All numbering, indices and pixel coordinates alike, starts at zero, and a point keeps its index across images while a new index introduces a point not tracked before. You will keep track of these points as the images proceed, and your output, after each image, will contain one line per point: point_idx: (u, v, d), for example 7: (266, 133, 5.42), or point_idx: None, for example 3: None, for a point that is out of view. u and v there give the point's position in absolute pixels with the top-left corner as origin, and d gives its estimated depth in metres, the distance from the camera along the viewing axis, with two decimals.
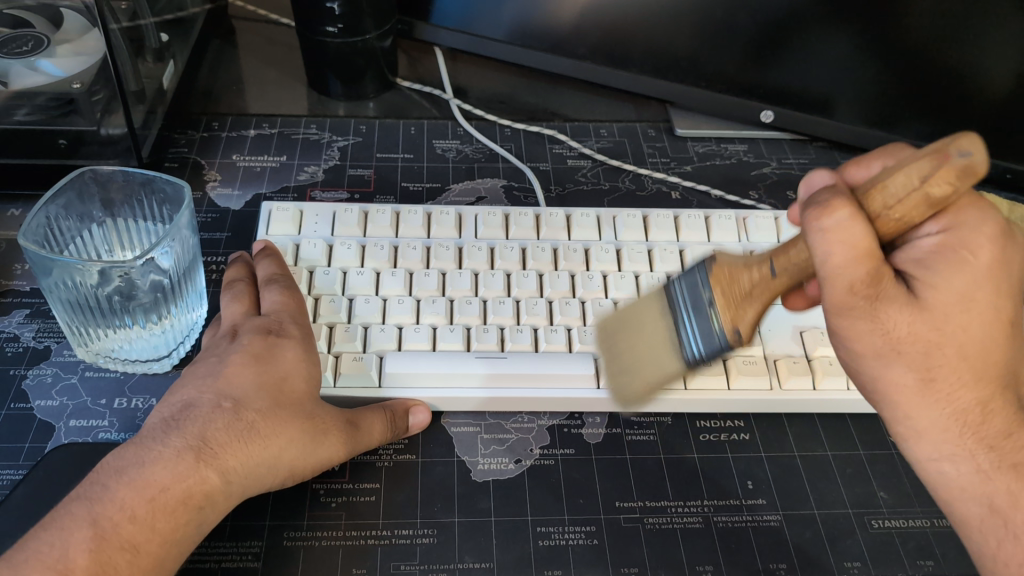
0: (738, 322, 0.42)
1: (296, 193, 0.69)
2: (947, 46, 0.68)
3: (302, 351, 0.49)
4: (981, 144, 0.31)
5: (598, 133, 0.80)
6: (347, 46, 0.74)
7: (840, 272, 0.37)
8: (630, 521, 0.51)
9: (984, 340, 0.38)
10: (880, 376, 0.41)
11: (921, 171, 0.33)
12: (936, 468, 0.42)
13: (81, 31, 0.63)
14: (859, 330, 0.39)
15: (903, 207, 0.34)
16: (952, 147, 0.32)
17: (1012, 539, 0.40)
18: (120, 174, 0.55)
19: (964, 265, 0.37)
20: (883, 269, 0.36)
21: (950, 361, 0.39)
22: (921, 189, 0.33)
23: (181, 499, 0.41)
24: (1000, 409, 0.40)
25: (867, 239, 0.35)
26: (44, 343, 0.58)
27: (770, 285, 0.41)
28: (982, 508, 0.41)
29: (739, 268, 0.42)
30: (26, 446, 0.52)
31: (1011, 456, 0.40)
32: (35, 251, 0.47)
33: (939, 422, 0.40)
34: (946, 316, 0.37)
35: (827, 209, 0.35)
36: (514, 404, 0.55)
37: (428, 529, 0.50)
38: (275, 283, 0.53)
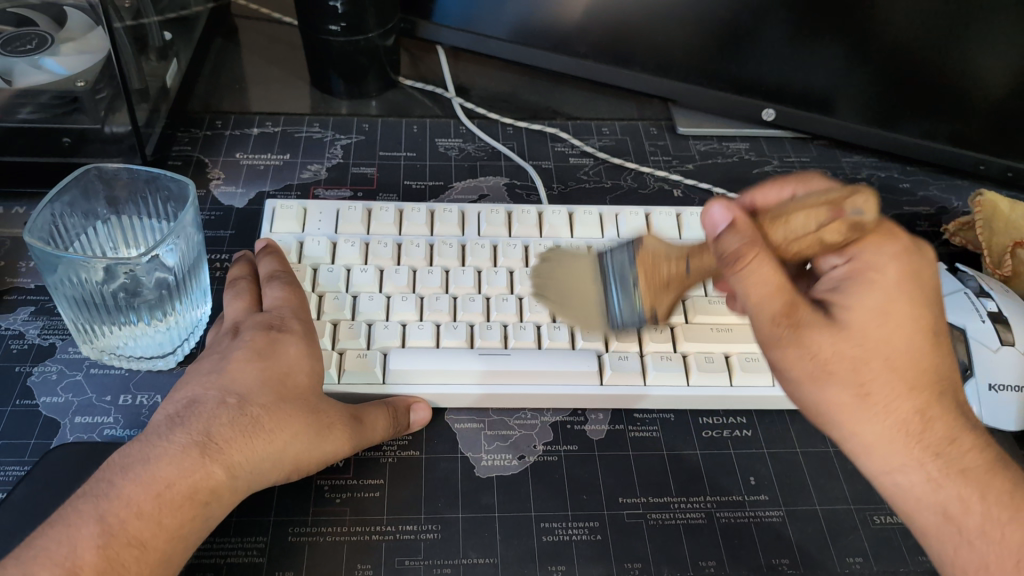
0: (657, 305, 0.47)
1: (299, 192, 0.70)
2: (948, 45, 0.68)
3: (304, 346, 0.49)
4: (872, 202, 0.37)
5: (599, 131, 0.80)
6: (350, 45, 0.74)
7: (759, 307, 0.40)
8: (633, 516, 0.52)
9: (908, 352, 0.40)
10: (820, 400, 0.41)
11: (820, 218, 0.38)
12: (888, 480, 0.41)
13: (85, 29, 0.63)
14: (791, 356, 0.41)
15: (802, 245, 0.39)
16: (848, 204, 0.37)
17: (967, 546, 0.40)
18: (124, 172, 0.55)
19: (873, 285, 0.41)
20: (797, 300, 0.40)
21: (881, 376, 0.40)
22: (817, 233, 0.38)
23: (186, 495, 0.41)
24: (940, 415, 0.40)
25: (779, 275, 0.39)
26: (49, 340, 0.58)
27: (685, 279, 0.46)
28: (935, 516, 0.40)
29: (662, 256, 0.46)
30: (31, 442, 0.52)
31: (958, 461, 0.40)
32: (41, 249, 0.47)
33: (885, 434, 0.40)
34: (866, 333, 0.40)
35: (741, 255, 0.39)
36: (518, 400, 0.55)
37: (431, 525, 0.50)
38: (277, 280, 0.53)
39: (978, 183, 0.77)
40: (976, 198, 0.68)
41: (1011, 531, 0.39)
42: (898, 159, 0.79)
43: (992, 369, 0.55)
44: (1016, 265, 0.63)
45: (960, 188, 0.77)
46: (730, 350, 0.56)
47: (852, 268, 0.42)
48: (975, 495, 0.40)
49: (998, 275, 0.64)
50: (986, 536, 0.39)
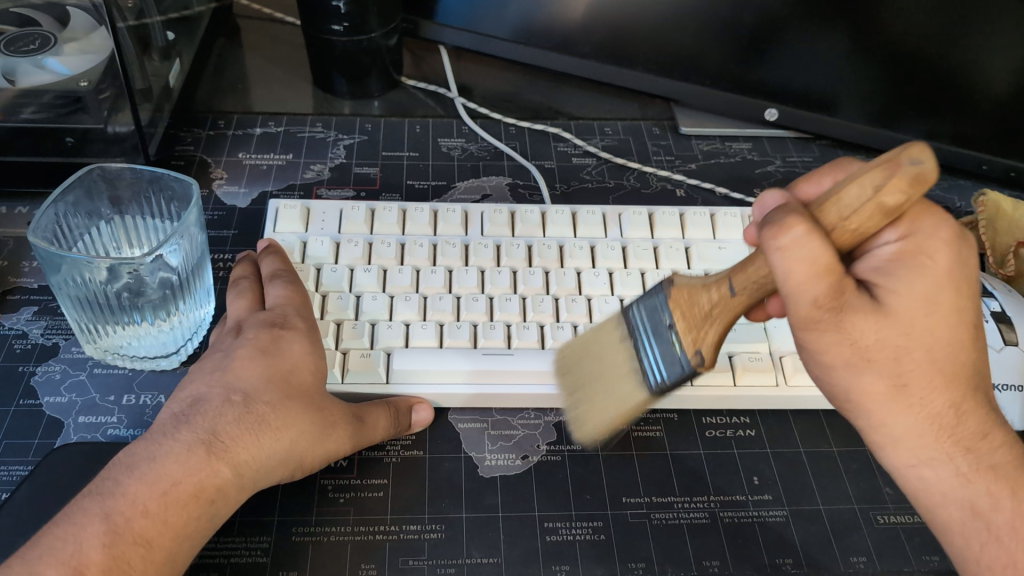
0: (700, 344, 0.43)
1: (302, 191, 0.70)
2: (951, 45, 0.68)
3: (307, 344, 0.49)
4: (929, 151, 0.33)
5: (602, 131, 0.80)
6: (352, 45, 0.74)
7: (801, 290, 0.37)
8: (637, 516, 0.52)
9: (949, 343, 0.39)
10: (852, 387, 0.40)
11: (875, 180, 0.34)
12: (914, 474, 0.41)
13: (89, 29, 0.64)
14: (829, 341, 0.39)
15: (861, 217, 0.35)
16: (903, 156, 0.33)
17: (995, 542, 0.40)
18: (128, 171, 0.55)
19: (923, 270, 0.38)
20: (844, 283, 0.37)
21: (920, 365, 0.38)
22: (876, 199, 0.34)
23: (192, 493, 0.41)
24: (973, 409, 0.40)
25: (827, 254, 0.35)
26: (53, 340, 0.58)
27: (729, 302, 0.42)
28: (963, 511, 0.40)
29: (697, 288, 0.44)
30: (35, 442, 0.53)
31: (988, 457, 0.40)
32: (45, 249, 0.47)
33: (916, 427, 0.40)
34: (912, 321, 0.38)
35: (785, 227, 0.36)
36: (522, 401, 0.55)
37: (436, 525, 0.50)
38: (279, 279, 0.53)
39: (981, 182, 0.77)
40: (980, 197, 0.68)
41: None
42: None
43: (995, 368, 0.55)
44: (1020, 265, 0.63)
45: (963, 187, 0.77)
46: (732, 350, 0.56)
47: (901, 249, 0.39)
48: (1005, 491, 0.40)
49: (1002, 274, 0.64)
50: (1015, 532, 0.39)
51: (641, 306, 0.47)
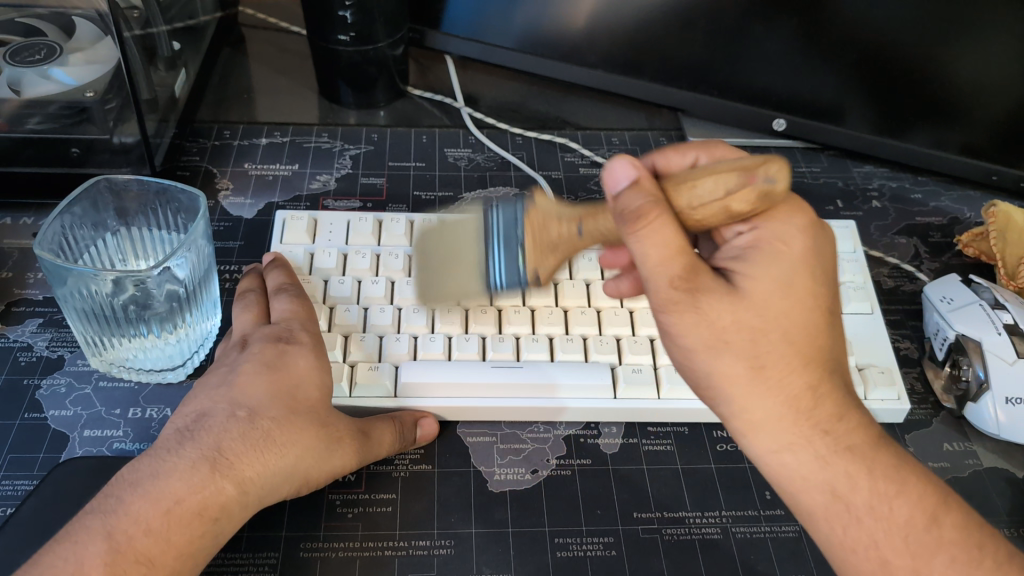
0: (541, 267, 0.45)
1: (308, 202, 0.69)
2: (959, 54, 0.68)
3: (314, 359, 0.49)
4: (784, 171, 0.37)
5: (609, 141, 0.79)
6: (359, 55, 0.73)
7: (655, 270, 0.39)
8: (648, 532, 0.51)
9: (807, 327, 0.40)
10: (711, 370, 0.40)
11: (728, 184, 0.38)
12: (776, 460, 0.40)
13: (93, 39, 0.63)
14: (685, 324, 0.40)
15: (704, 214, 0.39)
16: (760, 170, 0.37)
17: (855, 523, 0.39)
18: (136, 182, 0.54)
19: (774, 257, 0.40)
20: (697, 266, 0.39)
21: (778, 348, 0.39)
22: (724, 201, 0.38)
23: (196, 511, 0.41)
24: (828, 392, 0.40)
25: (681, 238, 0.38)
26: (58, 352, 0.58)
27: (575, 241, 0.45)
28: (824, 494, 0.40)
29: (550, 214, 0.44)
30: (40, 456, 0.52)
31: (845, 437, 0.40)
32: (51, 261, 0.47)
33: (776, 410, 0.40)
34: (765, 305, 0.39)
35: (643, 218, 0.38)
36: (532, 414, 0.55)
37: (444, 540, 0.50)
38: (285, 292, 0.53)
39: (991, 194, 0.77)
40: (991, 207, 0.67)
41: (898, 504, 0.40)
42: (909, 170, 0.79)
43: (1008, 383, 0.55)
44: None
45: (972, 199, 0.76)
46: None
47: (756, 238, 0.41)
48: (862, 471, 0.40)
49: (1013, 286, 0.64)
50: (874, 511, 0.39)
51: (498, 211, 0.46)
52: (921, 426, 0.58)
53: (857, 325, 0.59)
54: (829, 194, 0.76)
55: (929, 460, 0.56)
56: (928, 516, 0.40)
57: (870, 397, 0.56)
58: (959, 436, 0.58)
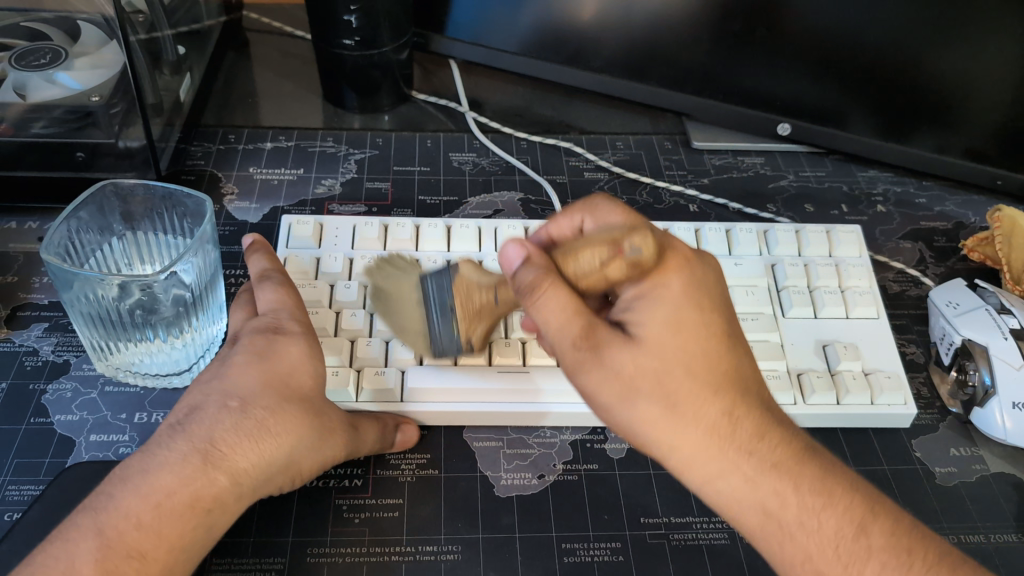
0: (471, 334, 0.49)
1: (313, 207, 0.69)
2: (962, 62, 0.68)
3: (305, 346, 0.46)
4: (648, 240, 0.39)
5: (614, 145, 0.79)
6: (364, 59, 0.74)
7: (559, 333, 0.41)
8: (656, 537, 0.51)
9: (705, 356, 0.40)
10: (629, 417, 0.40)
11: (603, 256, 0.39)
12: (711, 489, 0.40)
13: (99, 44, 0.63)
14: (596, 379, 0.40)
15: (590, 281, 0.40)
16: (627, 242, 0.39)
17: (789, 539, 0.39)
18: (141, 187, 0.54)
19: (662, 297, 0.41)
20: (595, 323, 0.40)
21: (681, 381, 0.39)
22: (603, 270, 0.40)
23: (188, 503, 0.40)
24: (745, 413, 0.40)
25: (574, 302, 0.40)
26: (63, 357, 0.57)
27: (494, 307, 0.48)
28: (757, 514, 0.39)
29: (473, 283, 0.48)
30: (46, 461, 0.52)
31: (770, 456, 0.39)
32: (57, 266, 0.47)
33: (699, 441, 0.39)
34: (662, 347, 0.39)
35: (536, 286, 0.41)
36: (539, 418, 0.55)
37: (452, 545, 0.50)
38: (268, 280, 0.50)
39: (995, 198, 0.77)
40: (996, 212, 0.67)
41: (826, 517, 0.39)
42: (913, 174, 0.79)
43: (1015, 387, 0.55)
44: None
45: (977, 203, 0.76)
46: None
47: (642, 285, 0.42)
48: (789, 487, 0.39)
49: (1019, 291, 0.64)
50: (804, 527, 0.39)
51: (432, 279, 0.49)
52: (927, 431, 0.58)
53: (864, 329, 0.59)
54: (835, 199, 0.76)
55: (935, 464, 0.56)
56: (856, 525, 0.39)
57: (876, 402, 0.56)
58: (965, 441, 0.58)
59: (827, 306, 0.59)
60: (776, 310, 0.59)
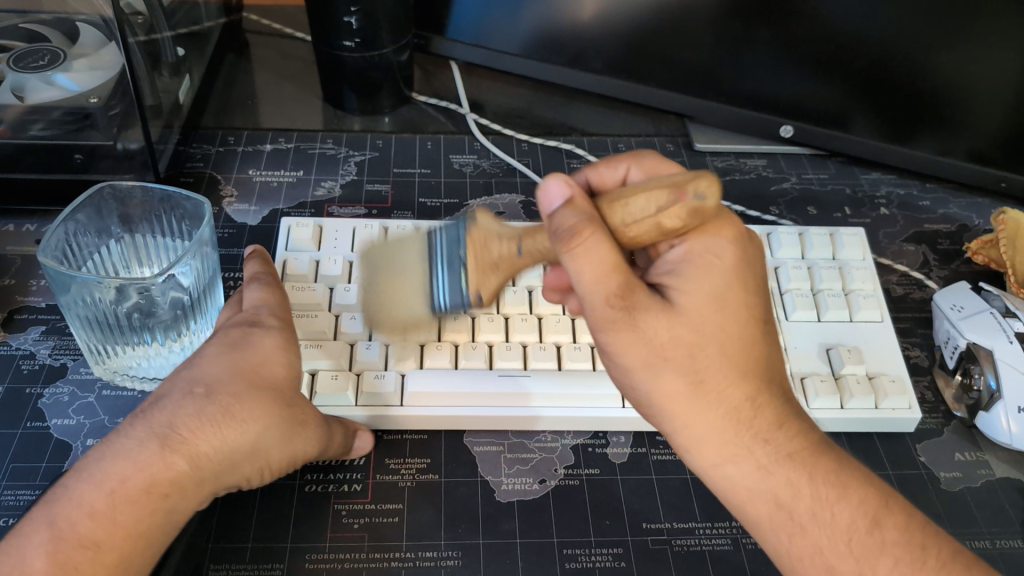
0: (483, 286, 0.45)
1: (313, 209, 0.69)
2: (966, 64, 0.68)
3: (281, 339, 0.46)
4: (715, 187, 0.35)
5: (616, 148, 0.79)
6: (364, 61, 0.73)
7: (593, 288, 0.38)
8: (658, 543, 0.51)
9: (742, 339, 0.39)
10: (652, 390, 0.40)
11: (660, 202, 0.36)
12: (719, 473, 0.40)
13: (98, 45, 0.63)
14: (624, 343, 0.39)
15: (639, 230, 0.37)
16: (690, 187, 0.35)
17: (800, 530, 0.39)
18: (140, 190, 0.54)
19: (708, 270, 0.39)
20: (633, 282, 0.38)
21: (716, 361, 0.38)
22: (656, 217, 0.36)
23: (143, 489, 0.39)
24: (768, 402, 0.40)
25: (616, 256, 0.37)
26: (60, 360, 0.57)
27: (515, 261, 0.43)
28: (767, 503, 0.39)
29: (492, 234, 0.44)
30: (42, 465, 0.52)
31: (786, 446, 0.39)
32: (54, 269, 0.46)
33: (718, 424, 0.39)
34: (702, 322, 0.38)
35: (577, 233, 0.37)
36: (540, 423, 0.54)
37: (452, 551, 0.49)
38: (257, 280, 0.50)
39: (999, 201, 0.76)
40: (1000, 215, 0.67)
41: (839, 509, 0.39)
42: (917, 176, 0.79)
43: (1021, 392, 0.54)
44: None
45: (981, 206, 0.76)
46: None
47: (688, 249, 0.40)
48: (804, 478, 0.39)
49: None
50: (816, 518, 0.39)
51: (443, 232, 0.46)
52: (932, 436, 0.58)
53: (868, 333, 0.59)
54: (839, 201, 0.75)
55: (939, 469, 0.56)
56: (869, 519, 0.39)
57: (880, 407, 0.55)
58: (970, 445, 0.57)
59: (830, 309, 0.59)
60: (780, 312, 0.59)
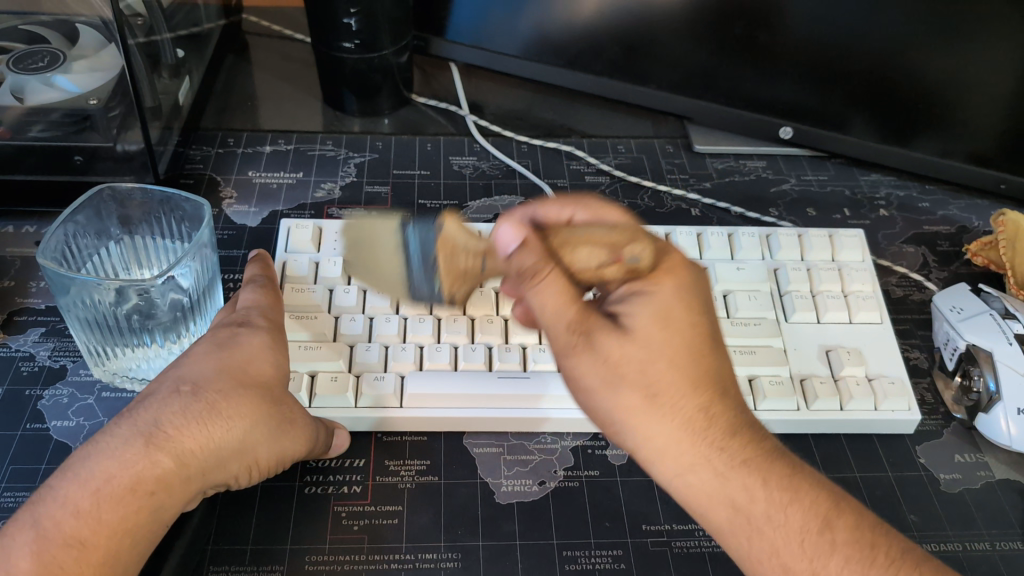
0: (455, 289, 0.50)
1: (312, 211, 0.69)
2: (965, 65, 0.68)
3: (268, 339, 0.46)
4: (646, 250, 0.43)
5: (616, 149, 0.79)
6: (364, 62, 0.73)
7: (551, 318, 0.41)
8: (658, 545, 0.51)
9: (691, 354, 0.40)
10: (609, 406, 0.40)
11: (602, 258, 0.43)
12: (679, 483, 0.39)
13: (98, 46, 0.63)
14: (581, 366, 0.40)
15: (582, 276, 0.43)
16: (627, 250, 0.43)
17: (758, 535, 0.38)
18: (139, 191, 0.54)
19: (654, 293, 0.41)
20: (587, 309, 0.41)
21: (667, 375, 0.39)
22: (600, 269, 0.43)
23: (129, 486, 0.38)
24: (721, 412, 0.39)
25: (570, 290, 0.41)
26: (60, 362, 0.57)
27: (480, 272, 0.49)
28: (725, 509, 0.39)
29: (459, 243, 0.48)
30: (42, 467, 0.51)
31: (741, 453, 0.39)
32: (53, 270, 0.46)
33: (674, 435, 0.39)
34: (650, 339, 0.39)
35: (536, 272, 0.42)
36: (540, 425, 0.54)
37: (451, 553, 0.49)
38: (253, 282, 0.50)
39: (998, 202, 0.76)
40: (999, 217, 0.67)
41: (792, 512, 0.38)
42: (916, 178, 0.79)
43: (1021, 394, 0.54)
44: None
45: (981, 207, 0.76)
46: (753, 373, 0.56)
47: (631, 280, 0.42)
48: (758, 483, 0.38)
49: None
50: (772, 521, 0.38)
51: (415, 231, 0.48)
52: (932, 437, 0.58)
53: (867, 335, 0.59)
54: (837, 202, 0.75)
55: (938, 471, 0.56)
56: (821, 520, 0.39)
57: (880, 408, 0.55)
58: (970, 447, 0.57)
59: (829, 311, 0.59)
60: (779, 314, 0.59)
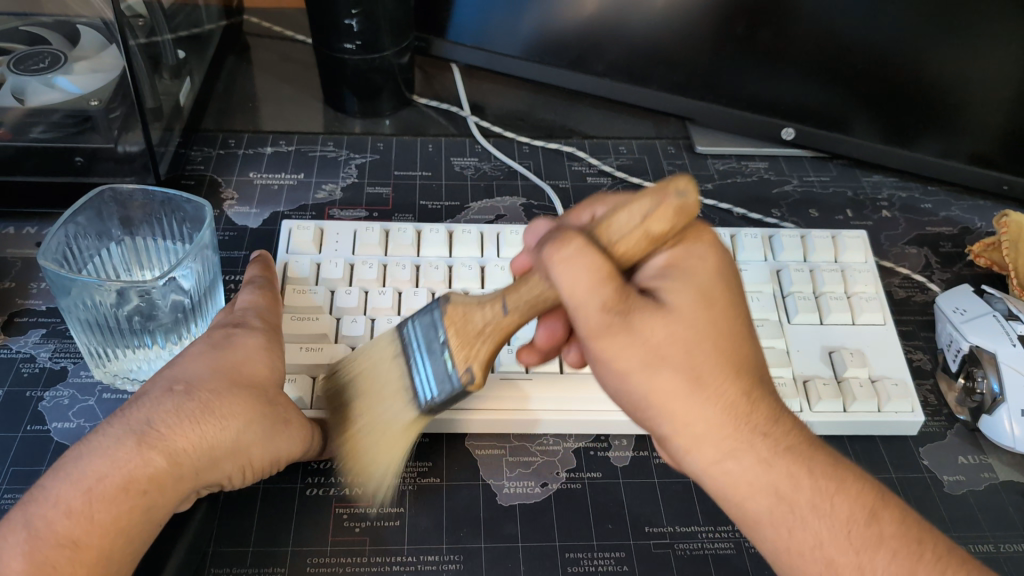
0: (471, 361, 0.43)
1: (313, 212, 0.69)
2: (967, 66, 0.68)
3: (264, 340, 0.47)
4: (693, 183, 0.36)
5: (617, 150, 0.79)
6: (365, 63, 0.73)
7: (583, 301, 0.36)
8: (661, 546, 0.50)
9: (733, 337, 0.38)
10: (646, 390, 0.37)
11: (643, 209, 0.36)
12: (717, 470, 0.37)
13: (98, 48, 0.63)
14: (620, 349, 0.37)
15: (626, 246, 0.37)
16: (671, 186, 0.36)
17: (800, 523, 0.37)
18: (140, 192, 0.54)
19: (693, 272, 0.39)
20: (626, 287, 0.37)
21: (710, 355, 0.37)
22: (643, 226, 0.36)
23: (121, 485, 0.38)
24: (762, 397, 0.38)
25: (607, 263, 0.36)
26: (60, 363, 0.57)
27: (503, 321, 0.42)
28: (769, 498, 0.37)
29: (471, 306, 0.44)
30: (42, 469, 0.51)
31: (783, 440, 0.38)
32: (54, 271, 0.46)
33: (715, 419, 0.37)
34: (693, 317, 0.37)
35: (564, 243, 0.36)
36: (542, 427, 0.54)
37: (454, 555, 0.49)
38: (251, 284, 0.51)
39: (1001, 203, 0.76)
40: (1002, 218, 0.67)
41: (837, 502, 0.38)
42: (918, 179, 0.78)
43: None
44: None
45: (983, 208, 0.76)
46: None
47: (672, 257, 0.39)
48: (802, 471, 0.37)
49: None
50: (817, 510, 0.37)
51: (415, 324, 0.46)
52: (935, 439, 0.58)
53: (870, 336, 0.58)
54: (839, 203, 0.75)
55: (942, 472, 0.56)
56: (867, 512, 0.38)
57: (883, 409, 0.55)
58: (973, 449, 0.57)
59: (832, 312, 0.59)
60: (782, 316, 0.59)
